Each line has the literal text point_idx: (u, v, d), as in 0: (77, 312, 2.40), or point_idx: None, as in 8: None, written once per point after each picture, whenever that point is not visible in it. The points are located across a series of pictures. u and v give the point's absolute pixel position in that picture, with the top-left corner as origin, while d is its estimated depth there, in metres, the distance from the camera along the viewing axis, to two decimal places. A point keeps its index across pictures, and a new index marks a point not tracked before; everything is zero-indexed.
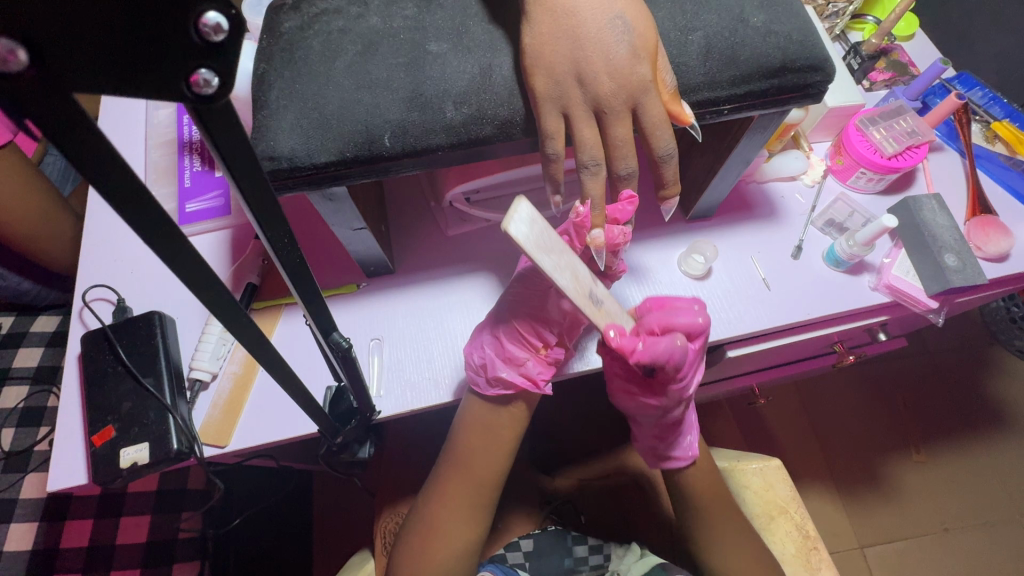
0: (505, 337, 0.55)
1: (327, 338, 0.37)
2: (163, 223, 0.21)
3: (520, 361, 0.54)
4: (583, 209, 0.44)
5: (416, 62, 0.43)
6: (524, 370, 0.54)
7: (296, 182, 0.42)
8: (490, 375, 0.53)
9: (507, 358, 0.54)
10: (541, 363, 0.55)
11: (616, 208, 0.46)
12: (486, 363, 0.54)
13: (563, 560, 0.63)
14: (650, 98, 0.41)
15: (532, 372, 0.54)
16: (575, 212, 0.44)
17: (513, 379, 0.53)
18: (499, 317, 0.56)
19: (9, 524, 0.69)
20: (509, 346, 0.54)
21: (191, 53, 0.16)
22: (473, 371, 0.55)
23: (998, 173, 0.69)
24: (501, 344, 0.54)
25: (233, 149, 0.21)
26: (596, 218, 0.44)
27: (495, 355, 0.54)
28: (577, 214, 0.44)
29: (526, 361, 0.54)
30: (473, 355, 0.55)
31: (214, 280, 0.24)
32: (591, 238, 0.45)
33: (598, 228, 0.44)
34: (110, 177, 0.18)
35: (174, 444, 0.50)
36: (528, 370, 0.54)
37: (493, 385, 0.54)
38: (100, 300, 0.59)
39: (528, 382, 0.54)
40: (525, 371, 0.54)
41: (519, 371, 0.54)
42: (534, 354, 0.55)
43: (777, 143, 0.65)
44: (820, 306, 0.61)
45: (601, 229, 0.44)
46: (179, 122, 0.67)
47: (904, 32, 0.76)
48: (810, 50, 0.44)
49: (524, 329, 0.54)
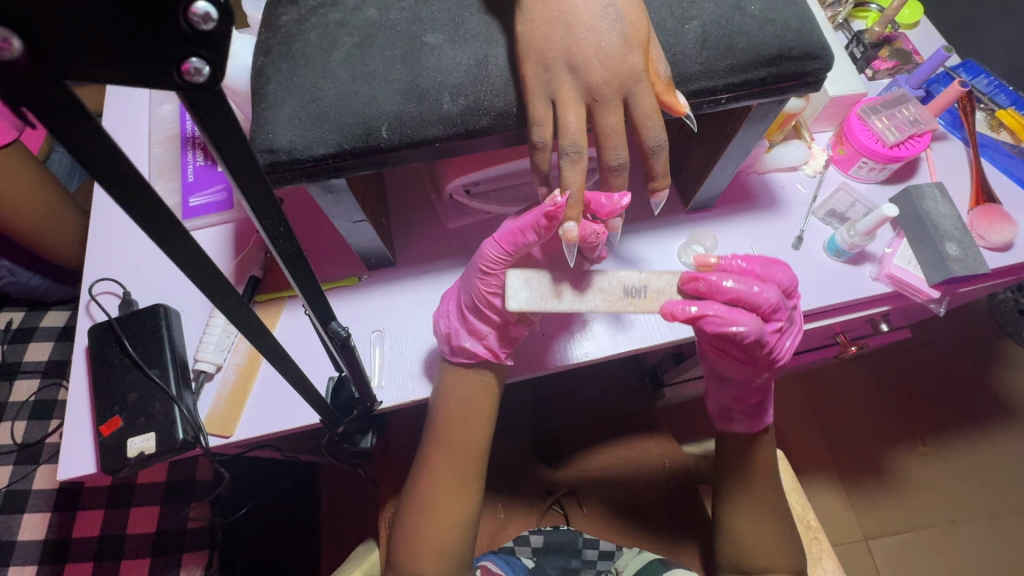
0: (469, 308, 0.54)
1: (326, 328, 0.37)
2: (159, 211, 0.21)
3: (482, 334, 0.54)
4: (561, 200, 0.43)
5: (413, 54, 0.43)
6: (487, 342, 0.54)
7: (294, 173, 0.42)
8: (454, 344, 0.54)
9: (470, 329, 0.54)
10: (502, 334, 0.55)
11: (594, 200, 0.46)
12: (450, 333, 0.54)
13: (570, 561, 0.62)
14: (644, 87, 0.41)
15: (494, 345, 0.54)
16: (552, 202, 0.43)
17: (475, 350, 0.54)
18: (464, 286, 0.55)
19: (23, 514, 0.71)
20: (472, 318, 0.54)
21: (179, 40, 0.16)
22: (439, 338, 0.56)
23: (1002, 161, 0.68)
24: (465, 316, 0.54)
25: (225, 139, 0.21)
26: (572, 211, 0.44)
27: (460, 325, 0.55)
28: (553, 203, 0.43)
29: (487, 334, 0.54)
30: (439, 322, 0.56)
31: (207, 266, 0.25)
32: (565, 232, 0.44)
33: (571, 221, 0.44)
34: (104, 160, 0.19)
35: (180, 434, 0.51)
36: (491, 342, 0.54)
37: (457, 353, 0.55)
38: (106, 294, 0.60)
39: (490, 353, 0.55)
40: (487, 343, 0.54)
41: (481, 343, 0.54)
42: (497, 327, 0.54)
43: (777, 132, 0.65)
44: (820, 297, 0.61)
45: (574, 222, 0.44)
46: (182, 117, 0.67)
47: (908, 20, 0.75)
48: (808, 38, 0.44)
49: (482, 305, 0.52)
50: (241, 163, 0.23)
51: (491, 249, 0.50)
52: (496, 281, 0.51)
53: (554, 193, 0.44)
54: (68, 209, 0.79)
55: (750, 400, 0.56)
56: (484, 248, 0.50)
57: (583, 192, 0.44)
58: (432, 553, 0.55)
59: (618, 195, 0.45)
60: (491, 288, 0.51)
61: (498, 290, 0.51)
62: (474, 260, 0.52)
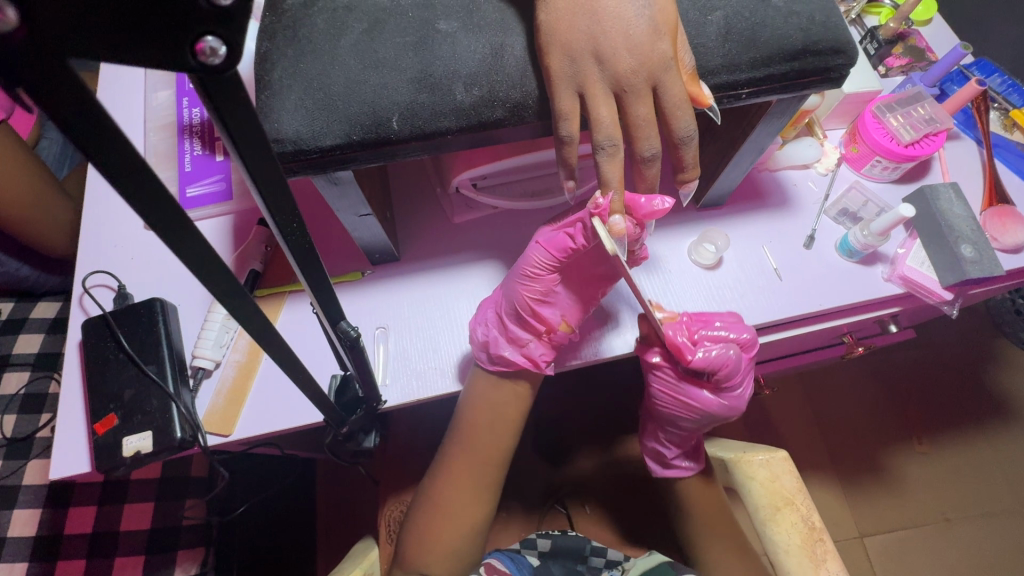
0: (509, 315, 0.54)
1: (334, 327, 0.35)
2: (170, 205, 0.20)
3: (523, 342, 0.54)
4: (602, 201, 0.43)
5: (425, 41, 0.41)
6: (526, 350, 0.55)
7: (300, 165, 0.41)
8: (492, 353, 0.54)
9: (509, 338, 0.54)
10: (543, 344, 0.55)
11: (632, 199, 0.45)
12: (489, 342, 0.54)
13: (576, 565, 0.63)
14: (671, 76, 0.39)
15: (533, 353, 0.55)
16: (594, 204, 0.43)
17: (515, 359, 0.54)
18: (502, 294, 0.55)
19: (12, 510, 0.68)
20: (511, 326, 0.54)
21: (194, 19, 0.15)
22: (475, 348, 0.55)
23: (1015, 162, 0.67)
24: (504, 324, 0.54)
25: (240, 127, 0.20)
26: (617, 204, 0.43)
27: (498, 333, 0.54)
28: (597, 205, 0.43)
29: (528, 342, 0.55)
30: (477, 330, 0.55)
31: (210, 259, 0.23)
32: (611, 226, 0.44)
33: (617, 215, 0.43)
34: (107, 144, 0.17)
35: (177, 433, 0.50)
36: (530, 351, 0.55)
37: (495, 362, 0.55)
38: (100, 287, 0.58)
39: (529, 362, 0.55)
40: (527, 351, 0.55)
41: (521, 351, 0.55)
42: (537, 336, 0.55)
43: (791, 129, 0.64)
44: (832, 297, 0.60)
45: (621, 215, 0.43)
46: (179, 104, 0.65)
47: (923, 16, 0.74)
48: (834, 32, 0.43)
49: (525, 312, 0.53)
50: (258, 157, 0.21)
51: (538, 254, 0.51)
52: (540, 286, 0.53)
53: (596, 195, 0.44)
54: (57, 195, 0.76)
55: (689, 443, 0.61)
56: (529, 254, 0.52)
57: (622, 184, 0.42)
58: (439, 557, 0.57)
59: (658, 197, 0.44)
60: (535, 293, 0.53)
61: (543, 295, 0.53)
62: (516, 265, 0.53)
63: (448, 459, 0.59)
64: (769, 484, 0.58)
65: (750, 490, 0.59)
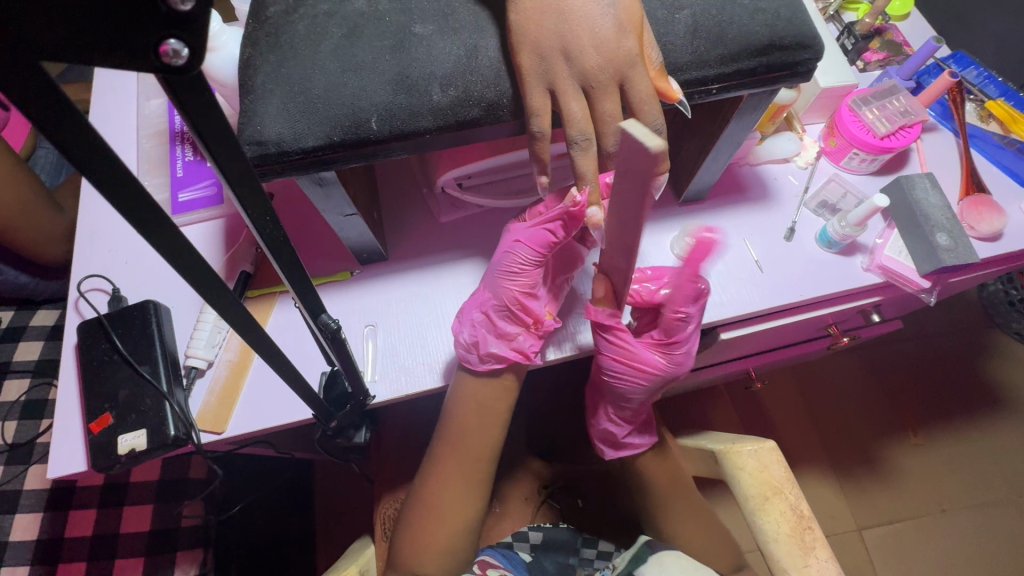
0: (495, 312, 0.55)
1: (316, 320, 0.37)
2: (142, 195, 0.21)
3: (512, 336, 0.55)
4: (580, 198, 0.44)
5: (402, 44, 0.43)
6: (516, 344, 0.55)
7: (284, 166, 0.42)
8: (482, 351, 0.54)
9: (498, 334, 0.55)
10: (532, 336, 0.56)
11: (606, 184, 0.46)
12: (478, 340, 0.54)
13: (569, 558, 0.63)
14: (637, 73, 0.41)
15: (523, 346, 0.55)
16: (573, 202, 0.45)
17: (504, 353, 0.54)
18: (487, 293, 0.55)
19: (14, 513, 0.70)
20: (499, 321, 0.55)
21: (155, 23, 0.17)
22: (462, 349, 0.55)
23: (992, 152, 0.68)
24: (492, 321, 0.55)
25: (205, 124, 0.21)
26: (592, 197, 0.44)
27: (485, 330, 0.55)
28: (575, 203, 0.44)
29: (518, 336, 0.55)
30: (463, 331, 0.55)
31: (183, 253, 0.24)
32: (589, 217, 0.45)
33: (594, 206, 0.44)
34: (74, 135, 0.18)
35: (171, 430, 0.51)
36: (520, 344, 0.55)
37: (485, 360, 0.55)
38: (95, 291, 0.59)
39: (519, 355, 0.55)
40: (517, 345, 0.55)
41: (510, 345, 0.55)
42: (524, 329, 0.56)
43: (769, 124, 0.64)
44: (813, 288, 0.61)
45: (599, 207, 0.44)
46: (171, 112, 0.66)
47: (899, 11, 0.76)
48: (799, 27, 0.44)
49: (515, 306, 0.54)
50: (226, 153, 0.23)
51: (523, 251, 0.53)
52: (526, 279, 0.54)
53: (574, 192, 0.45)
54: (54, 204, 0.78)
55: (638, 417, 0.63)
56: (514, 251, 0.53)
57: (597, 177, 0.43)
58: (432, 553, 0.58)
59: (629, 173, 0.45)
60: (521, 287, 0.54)
61: (529, 289, 0.55)
62: (498, 263, 0.55)
63: (439, 456, 0.60)
64: (758, 477, 0.57)
65: (739, 480, 0.59)
